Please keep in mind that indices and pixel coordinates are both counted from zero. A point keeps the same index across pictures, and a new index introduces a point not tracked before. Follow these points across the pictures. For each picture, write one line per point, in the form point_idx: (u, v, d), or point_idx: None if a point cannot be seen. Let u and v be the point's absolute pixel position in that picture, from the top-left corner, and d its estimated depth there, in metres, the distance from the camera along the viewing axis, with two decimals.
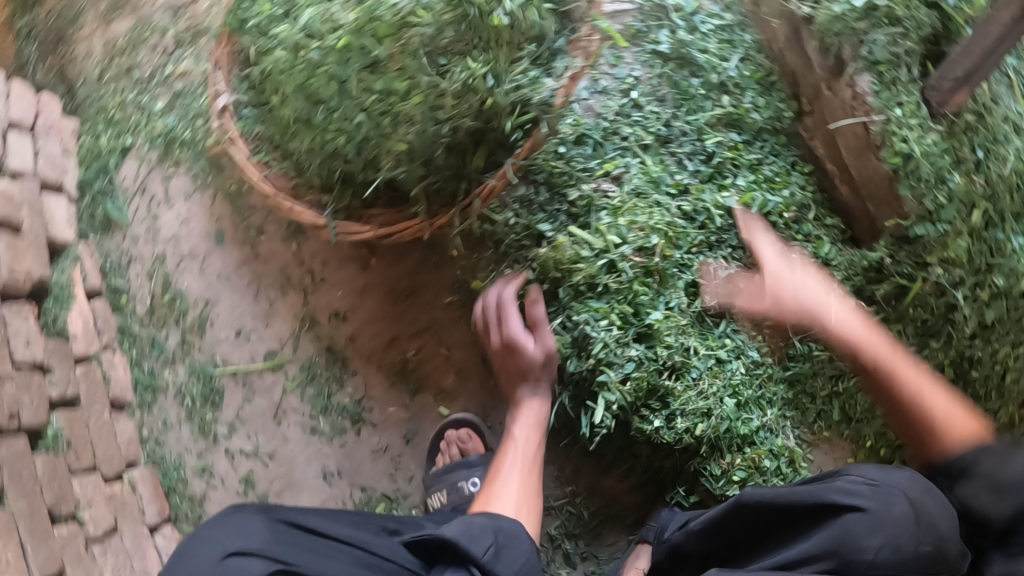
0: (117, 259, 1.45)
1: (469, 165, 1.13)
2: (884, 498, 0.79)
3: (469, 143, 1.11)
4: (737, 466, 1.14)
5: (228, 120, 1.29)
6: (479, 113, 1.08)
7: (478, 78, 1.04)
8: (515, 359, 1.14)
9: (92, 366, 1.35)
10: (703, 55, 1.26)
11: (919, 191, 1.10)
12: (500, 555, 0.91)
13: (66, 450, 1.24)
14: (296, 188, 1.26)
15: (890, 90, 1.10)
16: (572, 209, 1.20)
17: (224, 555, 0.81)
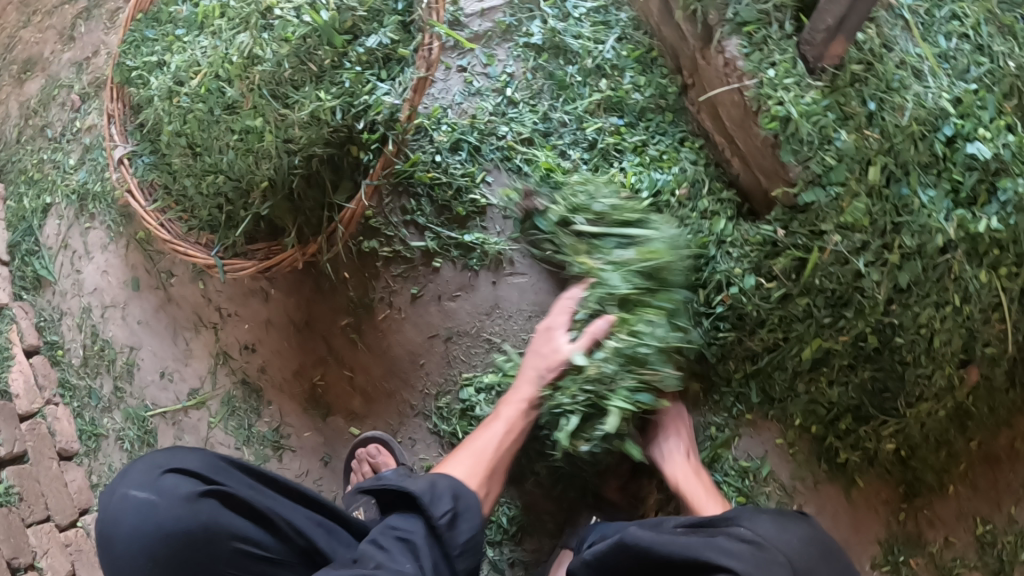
0: (49, 315, 1.49)
1: (331, 197, 1.13)
2: (761, 566, 0.76)
3: (327, 172, 1.11)
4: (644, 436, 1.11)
5: (125, 170, 1.32)
6: (326, 137, 1.06)
7: (324, 110, 1.04)
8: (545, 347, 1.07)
9: (36, 422, 1.42)
10: (577, 41, 1.21)
11: (802, 155, 1.04)
12: (456, 521, 0.90)
13: (18, 503, 1.35)
14: (192, 230, 1.27)
15: (761, 51, 1.04)
16: (459, 218, 1.20)
17: (162, 472, 0.88)
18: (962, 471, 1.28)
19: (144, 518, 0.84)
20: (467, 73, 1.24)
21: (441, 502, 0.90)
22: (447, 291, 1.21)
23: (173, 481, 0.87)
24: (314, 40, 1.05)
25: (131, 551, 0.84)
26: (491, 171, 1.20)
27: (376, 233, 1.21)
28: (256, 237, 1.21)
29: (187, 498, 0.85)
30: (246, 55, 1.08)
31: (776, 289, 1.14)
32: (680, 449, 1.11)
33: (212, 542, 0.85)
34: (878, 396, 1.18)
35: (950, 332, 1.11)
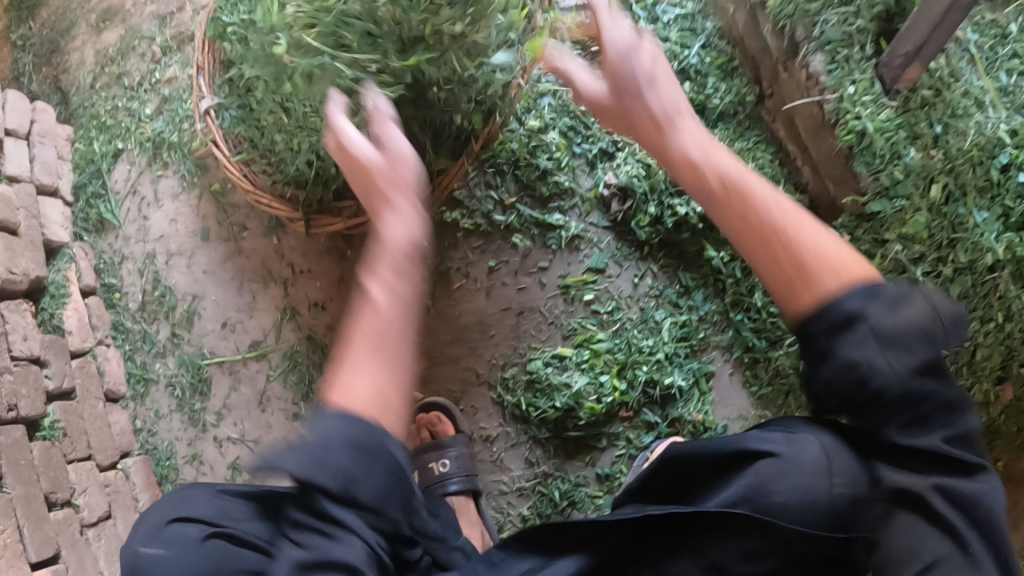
0: (110, 258, 1.50)
1: (431, 159, 1.17)
2: (797, 444, 0.73)
3: (429, 136, 1.16)
4: (686, 419, 1.23)
5: (210, 121, 1.35)
6: (444, 100, 1.11)
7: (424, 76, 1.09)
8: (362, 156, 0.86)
9: (86, 360, 1.42)
10: (665, 43, 1.31)
11: (874, 167, 1.12)
12: (354, 479, 0.66)
13: (62, 439, 1.31)
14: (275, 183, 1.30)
15: (843, 69, 1.12)
16: (542, 197, 1.25)
17: (165, 526, 0.77)
18: None
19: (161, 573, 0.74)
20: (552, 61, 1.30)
21: (361, 434, 0.65)
22: (526, 268, 1.26)
23: (176, 532, 0.76)
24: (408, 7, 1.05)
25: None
26: (575, 158, 1.26)
27: (459, 205, 1.26)
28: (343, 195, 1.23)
29: (194, 544, 0.75)
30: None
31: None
32: (693, 122, 0.80)
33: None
34: None
35: (991, 348, 1.19)
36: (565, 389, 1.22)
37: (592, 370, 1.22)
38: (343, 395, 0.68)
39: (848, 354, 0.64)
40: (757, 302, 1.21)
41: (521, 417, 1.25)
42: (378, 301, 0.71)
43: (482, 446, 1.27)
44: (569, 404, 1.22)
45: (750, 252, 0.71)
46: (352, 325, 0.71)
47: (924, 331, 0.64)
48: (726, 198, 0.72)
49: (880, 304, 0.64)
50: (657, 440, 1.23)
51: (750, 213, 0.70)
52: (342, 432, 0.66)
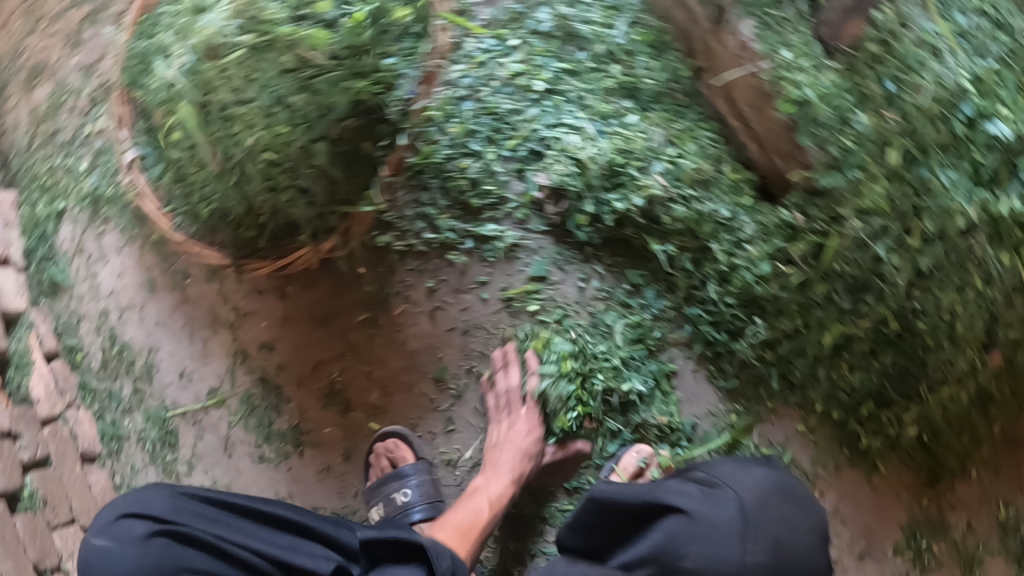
0: (67, 320, 1.50)
1: (345, 189, 1.10)
2: (714, 505, 0.87)
3: (339, 166, 1.07)
4: (651, 423, 1.18)
5: (137, 173, 1.34)
6: (354, 130, 1.04)
7: (313, 104, 1.00)
8: (506, 383, 1.16)
9: (58, 426, 1.42)
10: (588, 26, 1.22)
11: (820, 139, 1.02)
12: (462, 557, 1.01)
13: (43, 508, 1.34)
14: (201, 232, 1.29)
15: (775, 33, 1.02)
16: (472, 205, 1.19)
17: (118, 517, 0.95)
18: (985, 455, 1.27)
19: (109, 551, 0.93)
20: (470, 63, 1.23)
21: (443, 560, 0.99)
22: (466, 287, 1.21)
23: (131, 526, 0.94)
24: (281, 43, 0.98)
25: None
26: (501, 162, 1.19)
27: (390, 227, 1.22)
28: (266, 237, 1.16)
29: (140, 540, 0.92)
30: (212, 42, 1.03)
31: (795, 275, 1.10)
32: None
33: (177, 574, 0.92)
34: (900, 380, 1.16)
35: (972, 315, 1.09)
36: None
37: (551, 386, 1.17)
38: (449, 523, 1.08)
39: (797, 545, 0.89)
40: (712, 295, 1.13)
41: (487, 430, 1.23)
42: (495, 482, 1.13)
43: (445, 470, 1.24)
44: None
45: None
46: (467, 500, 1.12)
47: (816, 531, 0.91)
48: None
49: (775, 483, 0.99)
50: (623, 447, 1.18)
51: None
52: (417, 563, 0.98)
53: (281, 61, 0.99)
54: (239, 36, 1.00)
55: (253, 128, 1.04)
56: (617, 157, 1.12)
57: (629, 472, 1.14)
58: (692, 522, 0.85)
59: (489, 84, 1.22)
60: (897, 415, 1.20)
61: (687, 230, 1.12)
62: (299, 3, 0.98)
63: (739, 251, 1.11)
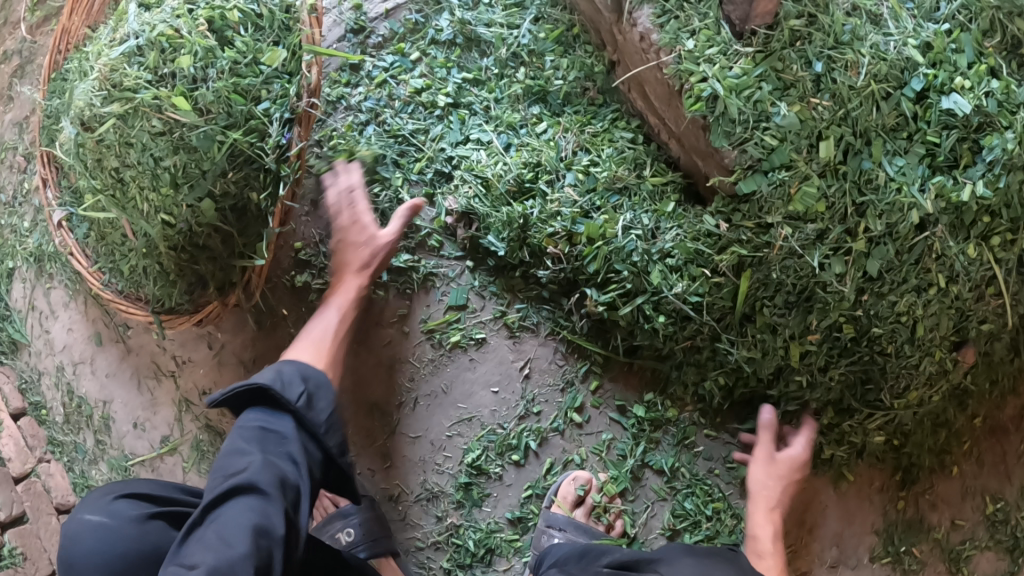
0: (29, 376, 1.54)
1: (240, 243, 1.03)
2: None
3: (230, 221, 1.00)
4: (587, 450, 1.12)
5: (65, 234, 1.32)
6: (236, 183, 0.97)
7: (195, 161, 0.94)
8: (337, 192, 1.04)
9: (32, 481, 1.48)
10: (489, 29, 1.13)
11: (737, 137, 0.91)
12: (313, 401, 0.84)
13: (23, 561, 1.42)
14: (129, 288, 1.27)
15: (678, 19, 0.90)
16: None
17: (109, 494, 0.91)
18: (965, 448, 1.17)
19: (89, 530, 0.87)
20: (369, 86, 1.17)
21: (295, 386, 0.83)
22: (387, 320, 1.16)
23: (119, 506, 0.89)
24: (145, 109, 0.93)
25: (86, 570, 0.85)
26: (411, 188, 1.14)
27: (308, 266, 1.18)
28: (177, 300, 1.12)
29: (139, 520, 0.88)
30: (85, 115, 0.98)
31: (726, 286, 1.00)
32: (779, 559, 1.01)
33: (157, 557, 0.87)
34: (859, 388, 1.06)
35: (937, 316, 0.97)
36: (460, 439, 1.13)
37: (493, 416, 1.12)
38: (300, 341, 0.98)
39: None
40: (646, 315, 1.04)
41: (431, 464, 1.15)
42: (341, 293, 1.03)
43: (389, 507, 1.17)
44: (465, 458, 1.13)
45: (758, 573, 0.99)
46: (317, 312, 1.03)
47: None
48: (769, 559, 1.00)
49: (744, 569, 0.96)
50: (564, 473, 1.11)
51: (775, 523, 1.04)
52: (270, 403, 0.82)
53: (147, 127, 0.94)
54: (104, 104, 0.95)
55: (142, 190, 0.99)
56: (525, 172, 1.06)
57: (569, 501, 1.09)
58: None
59: (392, 105, 1.15)
60: (865, 421, 1.09)
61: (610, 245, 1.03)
62: (158, 62, 0.93)
63: (668, 259, 1.01)
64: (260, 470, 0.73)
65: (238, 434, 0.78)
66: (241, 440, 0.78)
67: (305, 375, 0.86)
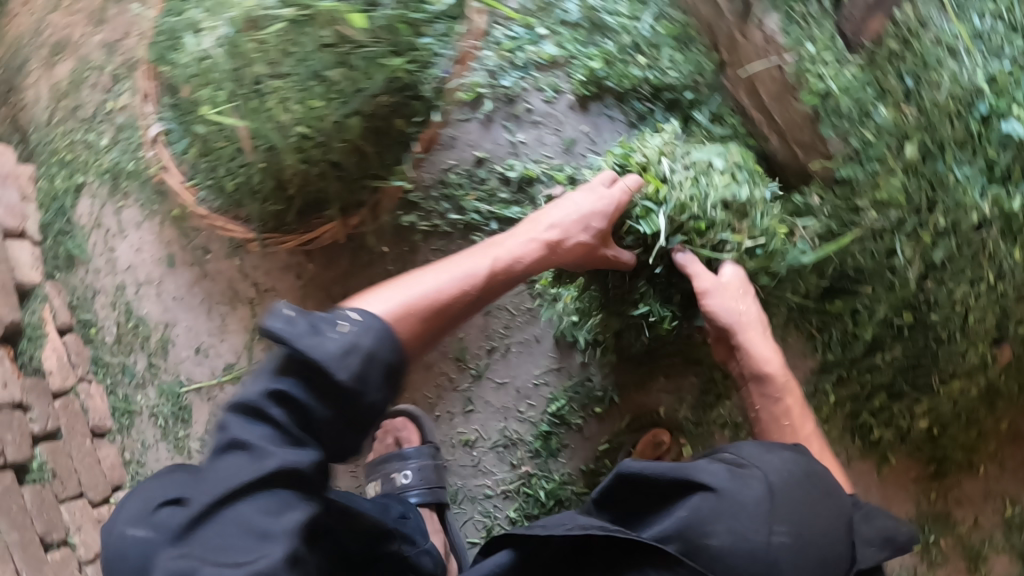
0: (83, 293, 1.53)
1: (376, 166, 1.10)
2: (741, 482, 0.72)
3: (371, 141, 1.06)
4: (660, 409, 1.18)
5: (161, 148, 1.34)
6: (382, 104, 1.03)
7: (362, 75, 0.99)
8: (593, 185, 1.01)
9: (70, 399, 1.44)
10: (614, 18, 1.21)
11: (842, 129, 1.05)
12: (365, 379, 0.68)
13: (51, 480, 1.34)
14: (224, 208, 1.28)
15: (801, 28, 1.04)
16: (486, 188, 1.21)
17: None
18: (991, 450, 1.28)
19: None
20: (500, 48, 1.25)
21: (370, 381, 0.69)
22: None
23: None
24: (322, 18, 0.97)
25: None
26: (529, 142, 1.22)
27: (415, 207, 1.23)
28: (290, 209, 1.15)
29: None
30: (252, 15, 1.01)
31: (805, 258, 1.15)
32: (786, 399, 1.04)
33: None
34: (909, 371, 1.19)
35: (983, 310, 1.07)
36: (545, 388, 1.18)
37: (582, 369, 1.18)
38: (407, 285, 0.82)
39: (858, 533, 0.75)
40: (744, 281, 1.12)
41: (512, 411, 1.19)
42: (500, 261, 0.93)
43: (462, 451, 1.21)
44: (548, 407, 1.18)
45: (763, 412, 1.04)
46: (454, 263, 0.89)
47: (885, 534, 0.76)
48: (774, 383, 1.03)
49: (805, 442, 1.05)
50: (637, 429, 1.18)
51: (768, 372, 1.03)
52: (311, 385, 0.68)
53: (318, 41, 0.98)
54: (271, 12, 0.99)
55: (286, 101, 1.02)
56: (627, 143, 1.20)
57: (647, 455, 1.15)
58: (719, 500, 0.70)
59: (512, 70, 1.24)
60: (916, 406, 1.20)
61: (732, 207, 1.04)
62: None
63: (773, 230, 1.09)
64: (304, 456, 0.65)
65: (264, 413, 0.66)
66: (276, 417, 0.66)
67: (381, 357, 0.70)
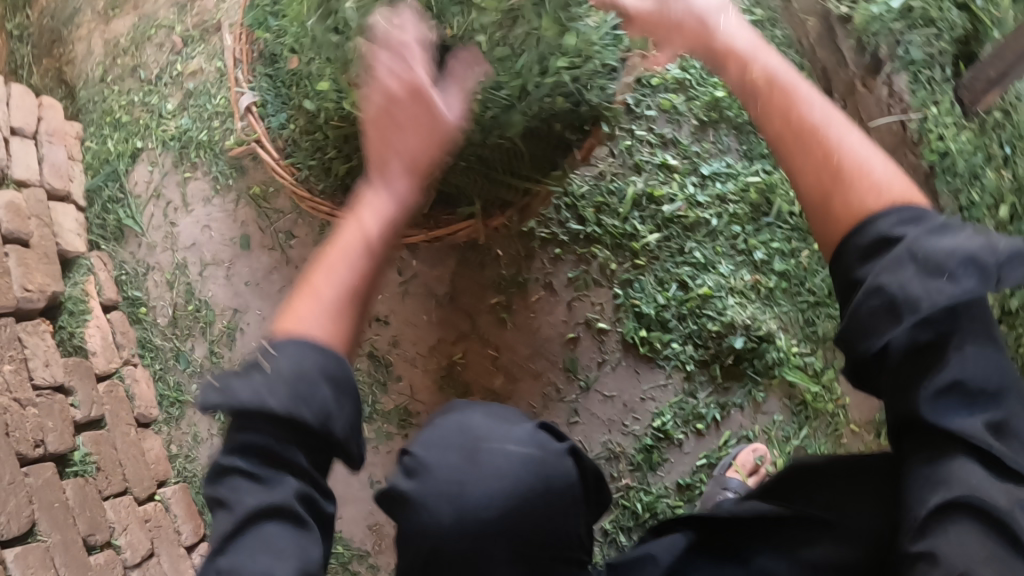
0: (134, 269, 1.40)
1: (529, 165, 1.00)
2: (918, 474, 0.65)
3: (528, 141, 0.98)
4: (754, 429, 1.18)
5: (256, 122, 1.17)
6: (553, 108, 0.96)
7: (534, 75, 0.92)
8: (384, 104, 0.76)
9: (114, 383, 1.31)
10: None
11: (954, 186, 1.12)
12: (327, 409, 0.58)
13: (96, 474, 1.21)
14: (330, 191, 1.15)
15: (928, 89, 1.12)
16: (599, 200, 1.17)
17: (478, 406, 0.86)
18: None
19: (464, 443, 0.77)
20: None
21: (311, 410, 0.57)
22: (605, 281, 1.17)
23: (519, 431, 0.80)
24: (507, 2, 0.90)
25: (438, 506, 0.73)
26: (659, 154, 1.18)
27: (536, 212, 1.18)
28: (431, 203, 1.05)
29: None
30: None
31: None
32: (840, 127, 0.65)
33: (563, 518, 0.75)
34: None
35: None
36: (652, 403, 1.17)
37: (687, 386, 1.17)
38: (312, 297, 0.64)
39: (909, 283, 0.56)
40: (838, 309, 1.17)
41: (616, 423, 1.18)
42: (365, 227, 0.69)
43: None
44: (653, 421, 1.17)
45: (794, 177, 0.67)
46: (332, 257, 0.67)
47: (976, 260, 0.56)
48: (767, 87, 0.69)
49: (922, 229, 0.58)
50: (739, 445, 1.17)
51: (769, 91, 0.69)
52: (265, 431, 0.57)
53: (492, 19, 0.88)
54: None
55: None
56: (739, 163, 1.18)
57: (746, 469, 1.13)
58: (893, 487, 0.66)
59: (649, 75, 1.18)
60: None
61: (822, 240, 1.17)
62: None
63: None
64: (284, 491, 0.57)
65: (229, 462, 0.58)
66: (243, 463, 0.57)
67: (322, 370, 0.59)
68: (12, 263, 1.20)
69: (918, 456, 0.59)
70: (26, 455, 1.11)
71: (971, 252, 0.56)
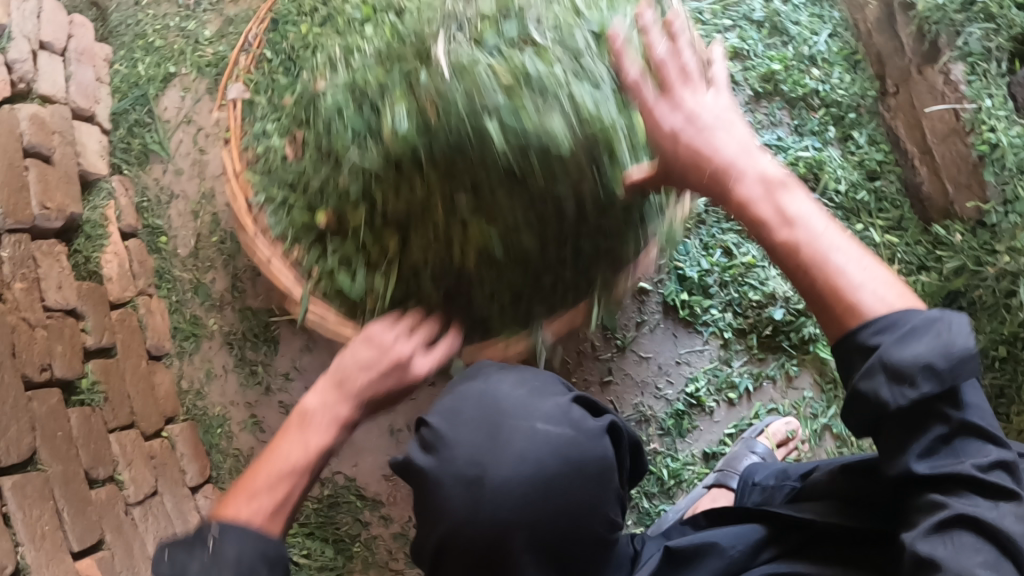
0: (156, 196, 1.36)
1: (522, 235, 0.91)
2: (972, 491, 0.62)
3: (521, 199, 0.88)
4: (784, 404, 1.18)
5: (233, 114, 1.11)
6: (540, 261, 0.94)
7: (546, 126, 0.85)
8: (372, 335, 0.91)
9: (128, 311, 1.25)
10: (795, 27, 1.25)
11: (1003, 177, 1.10)
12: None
13: (102, 404, 1.14)
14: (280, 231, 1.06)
15: (983, 81, 1.11)
16: None
17: (508, 371, 0.76)
18: None
19: (487, 415, 0.68)
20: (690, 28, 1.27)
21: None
22: None
23: (549, 405, 0.71)
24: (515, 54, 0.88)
25: (452, 486, 0.65)
26: None
27: None
28: (375, 303, 1.00)
29: None
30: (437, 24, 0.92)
31: (934, 272, 1.19)
32: (839, 245, 0.65)
33: (591, 516, 0.67)
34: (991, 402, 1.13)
35: None
36: (687, 367, 1.17)
37: (723, 353, 1.17)
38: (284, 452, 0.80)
39: (892, 395, 0.58)
40: None
41: (650, 387, 1.17)
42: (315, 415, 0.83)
43: None
44: (687, 386, 1.17)
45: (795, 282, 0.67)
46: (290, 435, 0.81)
47: (936, 352, 0.57)
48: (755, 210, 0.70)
49: (895, 337, 0.59)
50: (772, 415, 1.16)
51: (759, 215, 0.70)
52: None
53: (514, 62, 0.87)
54: (449, 75, 0.85)
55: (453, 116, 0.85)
56: (786, 140, 1.23)
57: (777, 438, 1.13)
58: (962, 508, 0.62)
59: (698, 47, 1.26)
60: None
61: (860, 224, 1.22)
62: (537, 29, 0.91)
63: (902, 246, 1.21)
64: None
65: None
66: None
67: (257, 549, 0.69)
68: (32, 178, 1.11)
69: (916, 491, 0.60)
70: (31, 379, 1.03)
71: (931, 359, 0.57)
